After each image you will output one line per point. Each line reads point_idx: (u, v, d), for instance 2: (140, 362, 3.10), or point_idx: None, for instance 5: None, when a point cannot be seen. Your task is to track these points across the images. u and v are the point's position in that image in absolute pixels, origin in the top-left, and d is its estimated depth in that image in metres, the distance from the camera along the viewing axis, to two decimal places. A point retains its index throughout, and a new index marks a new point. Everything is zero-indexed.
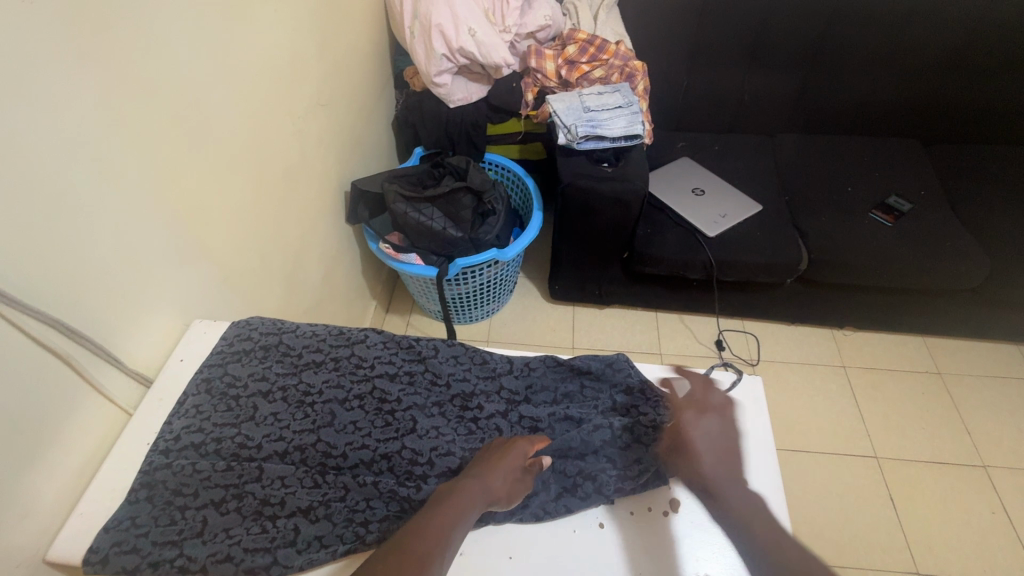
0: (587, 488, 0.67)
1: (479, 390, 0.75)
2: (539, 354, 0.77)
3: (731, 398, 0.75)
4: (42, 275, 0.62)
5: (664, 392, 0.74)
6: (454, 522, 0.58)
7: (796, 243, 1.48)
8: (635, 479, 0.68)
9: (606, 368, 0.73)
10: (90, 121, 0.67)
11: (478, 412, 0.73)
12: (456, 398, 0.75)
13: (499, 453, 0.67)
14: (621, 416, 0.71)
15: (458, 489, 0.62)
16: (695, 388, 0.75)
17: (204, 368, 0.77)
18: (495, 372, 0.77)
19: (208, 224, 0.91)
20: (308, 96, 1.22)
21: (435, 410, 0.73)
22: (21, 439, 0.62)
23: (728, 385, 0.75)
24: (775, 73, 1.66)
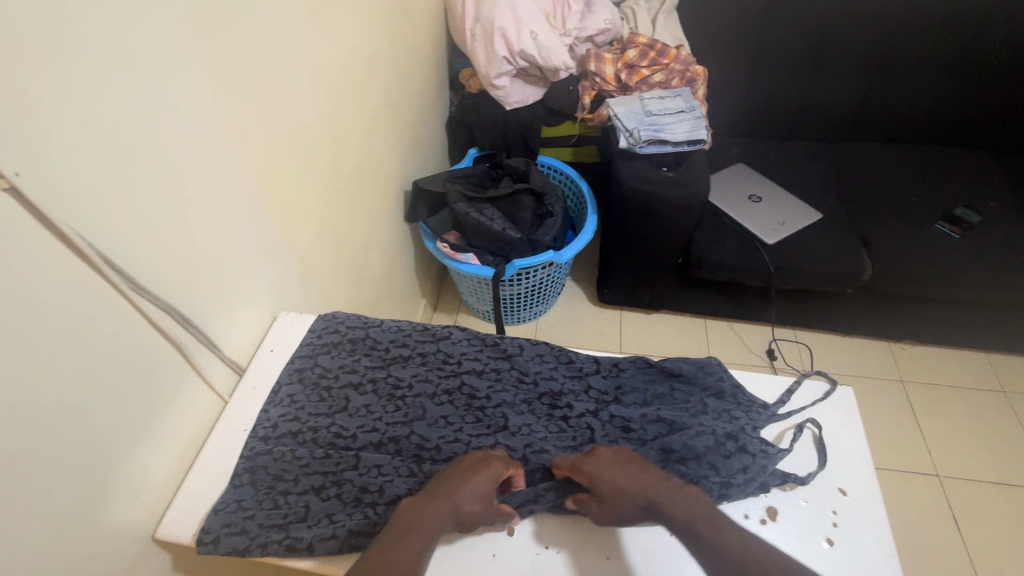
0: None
1: (567, 388, 0.75)
2: (626, 355, 0.78)
3: (825, 409, 0.73)
4: (162, 264, 0.65)
5: (756, 398, 0.73)
6: (420, 551, 0.57)
7: (858, 253, 1.45)
8: (740, 487, 0.65)
9: (699, 371, 0.73)
10: (204, 118, 0.70)
11: (568, 412, 0.73)
12: (544, 396, 0.75)
13: (466, 473, 0.63)
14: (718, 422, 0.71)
15: (422, 513, 0.59)
16: (788, 396, 0.74)
17: (295, 360, 0.79)
18: (581, 372, 0.77)
19: (293, 220, 0.93)
20: (379, 96, 1.24)
21: (525, 408, 0.74)
22: (135, 421, 0.64)
23: (822, 395, 0.74)
24: (838, 80, 1.63)
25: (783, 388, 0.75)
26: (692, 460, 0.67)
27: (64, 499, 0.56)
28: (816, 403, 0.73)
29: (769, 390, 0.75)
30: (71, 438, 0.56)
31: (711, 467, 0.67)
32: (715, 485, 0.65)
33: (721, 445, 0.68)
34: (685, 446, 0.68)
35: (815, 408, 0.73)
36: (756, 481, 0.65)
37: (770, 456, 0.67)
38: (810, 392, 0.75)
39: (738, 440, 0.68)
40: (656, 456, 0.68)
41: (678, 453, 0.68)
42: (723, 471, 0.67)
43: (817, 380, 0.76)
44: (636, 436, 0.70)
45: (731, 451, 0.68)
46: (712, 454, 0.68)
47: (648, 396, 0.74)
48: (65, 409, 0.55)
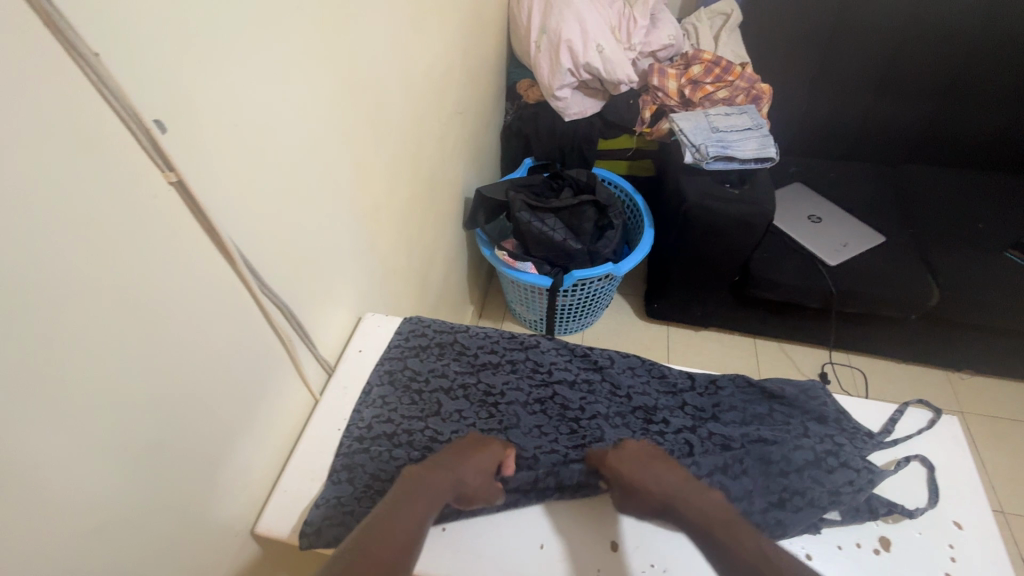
0: (797, 502, 0.63)
1: (662, 404, 0.75)
2: (721, 373, 0.78)
3: (931, 439, 0.71)
4: (280, 258, 0.66)
5: (859, 425, 0.71)
6: (424, 516, 0.57)
7: (925, 279, 1.42)
8: (849, 500, 0.63)
9: (801, 394, 0.74)
10: (324, 120, 0.71)
11: (665, 427, 0.72)
12: (639, 410, 0.74)
13: (465, 451, 0.66)
14: (815, 440, 0.69)
15: (429, 482, 0.61)
16: (892, 423, 0.72)
17: (386, 361, 0.80)
18: (675, 388, 0.77)
19: (379, 222, 0.94)
20: (453, 104, 1.26)
21: (620, 421, 0.73)
22: (245, 415, 0.64)
23: (928, 424, 0.71)
24: (902, 103, 1.62)
25: (886, 416, 0.73)
26: (793, 473, 0.66)
27: (186, 489, 0.57)
28: (921, 432, 0.71)
29: (874, 419, 0.73)
30: (195, 429, 0.57)
31: (814, 480, 0.65)
32: (824, 492, 0.63)
33: (822, 460, 0.67)
34: (782, 460, 0.67)
35: (920, 438, 0.70)
36: (863, 496, 0.63)
37: (874, 471, 0.65)
38: (914, 420, 0.72)
39: (839, 454, 0.67)
40: (756, 469, 0.67)
41: (777, 467, 0.67)
42: (828, 483, 0.65)
43: (919, 407, 0.74)
44: (740, 454, 0.68)
45: (833, 466, 0.66)
46: (813, 468, 0.66)
47: (747, 416, 0.73)
48: (193, 400, 0.56)
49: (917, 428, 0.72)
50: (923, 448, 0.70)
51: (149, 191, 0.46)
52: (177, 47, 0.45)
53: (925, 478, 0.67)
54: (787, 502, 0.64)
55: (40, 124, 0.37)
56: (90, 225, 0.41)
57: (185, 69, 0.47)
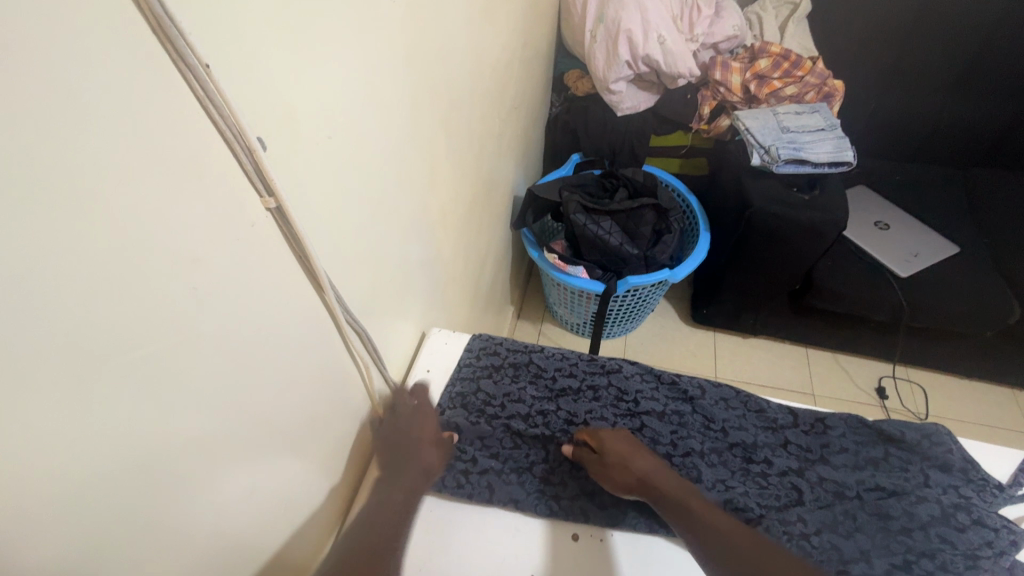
0: (927, 566, 0.57)
1: (762, 441, 0.69)
2: (830, 410, 0.71)
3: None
4: (359, 280, 0.60)
5: (990, 475, 0.65)
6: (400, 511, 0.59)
7: (1004, 294, 1.33)
8: (986, 567, 0.57)
9: (924, 439, 0.67)
10: (403, 125, 0.64)
11: (767, 469, 0.67)
12: (736, 448, 0.69)
13: (419, 433, 0.67)
14: (940, 492, 0.62)
15: (394, 477, 0.62)
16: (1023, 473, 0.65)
17: (457, 382, 0.76)
18: (776, 424, 0.71)
19: (443, 231, 0.88)
20: (510, 98, 1.18)
21: (717, 461, 0.67)
22: (322, 450, 0.59)
23: None
24: (982, 102, 1.50)
25: (1015, 465, 0.66)
26: (917, 531, 0.59)
27: (271, 537, 0.52)
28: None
29: (1002, 468, 0.66)
30: (276, 472, 0.51)
31: (942, 541, 0.59)
32: (958, 557, 0.57)
33: (949, 516, 0.60)
34: (907, 514, 0.61)
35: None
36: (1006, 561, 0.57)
37: (1017, 533, 0.59)
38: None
39: (970, 510, 0.60)
40: (873, 526, 0.60)
41: (898, 524, 0.60)
42: (959, 546, 0.58)
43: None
44: (858, 501, 0.63)
45: (965, 523, 0.59)
46: (940, 526, 0.60)
47: (861, 459, 0.67)
48: (275, 443, 0.50)
49: None
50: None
51: (248, 220, 0.40)
52: (279, 57, 0.39)
53: None
54: (914, 565, 0.57)
55: (148, 156, 0.31)
56: (193, 267, 0.36)
57: (284, 80, 0.41)
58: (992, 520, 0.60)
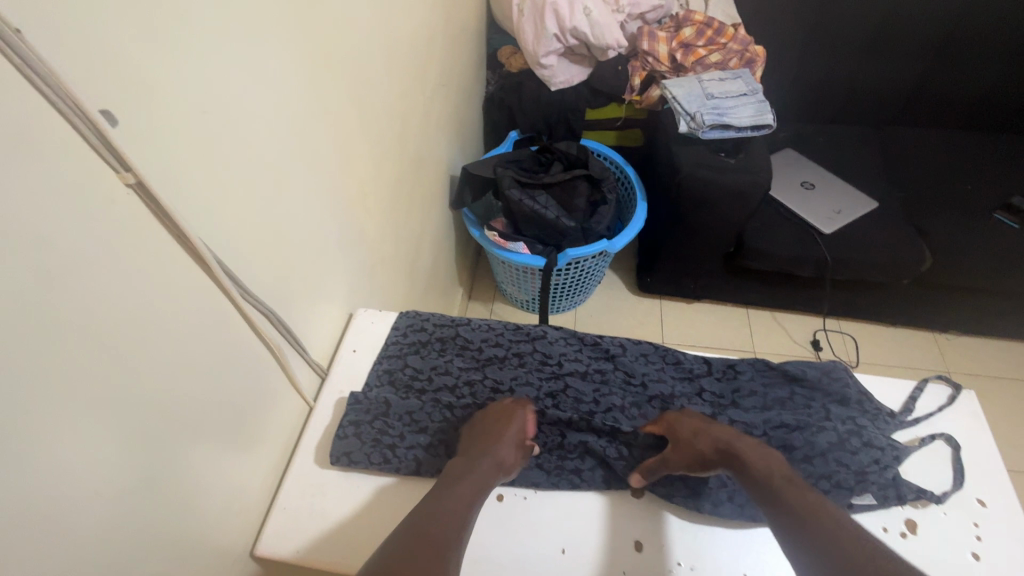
0: (823, 486, 0.62)
1: (679, 392, 0.73)
2: (741, 356, 0.77)
3: (953, 417, 0.70)
4: (260, 261, 0.59)
5: (883, 405, 0.71)
6: (472, 500, 0.58)
7: (915, 243, 1.42)
8: (877, 482, 0.62)
9: (823, 376, 0.74)
10: (299, 100, 0.63)
11: None
12: (655, 400, 0.73)
13: (502, 426, 0.66)
14: (836, 422, 0.67)
15: (472, 467, 0.61)
16: (912, 401, 0.71)
17: (384, 360, 0.76)
18: (691, 374, 0.75)
19: (365, 211, 0.87)
20: (435, 75, 1.16)
21: (637, 413, 0.71)
22: (234, 433, 0.59)
23: (947, 401, 0.71)
24: (894, 63, 1.57)
25: (905, 394, 0.72)
26: (817, 457, 0.64)
27: (182, 520, 0.52)
28: (943, 410, 0.71)
29: (895, 398, 0.72)
30: (178, 457, 0.51)
31: (839, 463, 0.64)
32: (852, 474, 0.62)
33: (845, 440, 0.65)
34: (808, 443, 0.65)
35: (942, 416, 0.70)
36: (892, 474, 0.62)
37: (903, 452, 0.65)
38: (933, 398, 0.72)
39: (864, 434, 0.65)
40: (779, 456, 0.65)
41: (799, 453, 0.65)
42: (853, 466, 0.63)
43: (939, 384, 0.74)
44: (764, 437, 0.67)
45: (857, 445, 0.64)
46: (837, 451, 0.64)
47: (769, 400, 0.72)
48: (173, 427, 0.50)
49: (936, 406, 0.71)
50: (947, 425, 0.70)
51: (104, 198, 0.39)
52: (120, 26, 0.38)
53: (949, 456, 0.67)
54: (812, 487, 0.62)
55: None
56: (37, 246, 0.35)
57: (130, 51, 0.39)
58: (880, 439, 0.65)
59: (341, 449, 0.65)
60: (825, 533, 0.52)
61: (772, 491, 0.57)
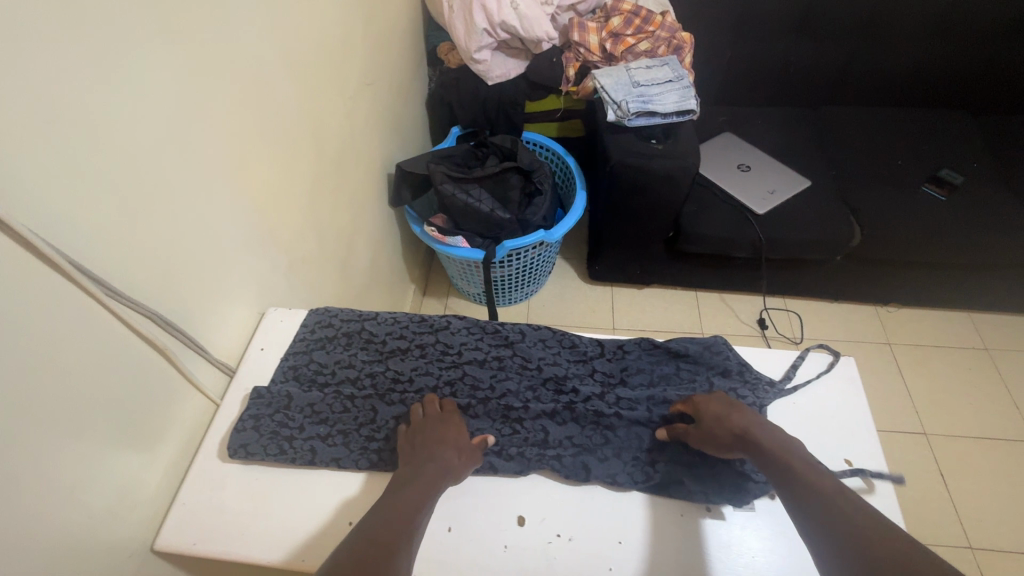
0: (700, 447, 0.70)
1: (572, 373, 0.77)
2: (629, 338, 0.82)
3: (832, 380, 0.75)
4: (139, 265, 0.61)
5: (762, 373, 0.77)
6: (421, 505, 0.60)
7: (847, 219, 1.47)
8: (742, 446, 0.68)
9: (705, 350, 0.80)
10: (177, 108, 0.64)
11: (575, 397, 0.74)
12: (549, 381, 0.76)
13: (451, 430, 0.68)
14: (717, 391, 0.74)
15: (420, 472, 0.63)
16: (793, 370, 0.77)
17: (290, 356, 0.77)
18: (585, 356, 0.80)
19: (275, 213, 0.88)
20: (357, 75, 1.17)
21: (530, 395, 0.74)
22: (122, 434, 0.61)
23: (827, 367, 0.76)
24: (823, 44, 1.61)
25: (788, 364, 0.77)
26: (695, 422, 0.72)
27: (64, 520, 0.54)
28: (823, 375, 0.75)
29: (777, 368, 0.77)
30: (54, 458, 0.53)
31: None
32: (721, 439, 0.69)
33: None
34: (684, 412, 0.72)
35: (821, 380, 0.75)
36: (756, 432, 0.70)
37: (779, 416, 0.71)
38: (815, 364, 0.77)
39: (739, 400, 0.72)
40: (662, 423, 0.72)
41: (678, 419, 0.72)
42: None
43: (821, 352, 0.78)
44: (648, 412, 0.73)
45: None
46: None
47: (655, 377, 0.78)
48: (46, 429, 0.52)
49: (817, 372, 0.76)
50: (826, 388, 0.75)
51: None
52: None
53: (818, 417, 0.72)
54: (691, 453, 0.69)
55: None
56: None
57: None
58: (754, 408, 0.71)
59: (237, 441, 0.67)
60: (841, 521, 0.55)
61: (793, 476, 0.60)
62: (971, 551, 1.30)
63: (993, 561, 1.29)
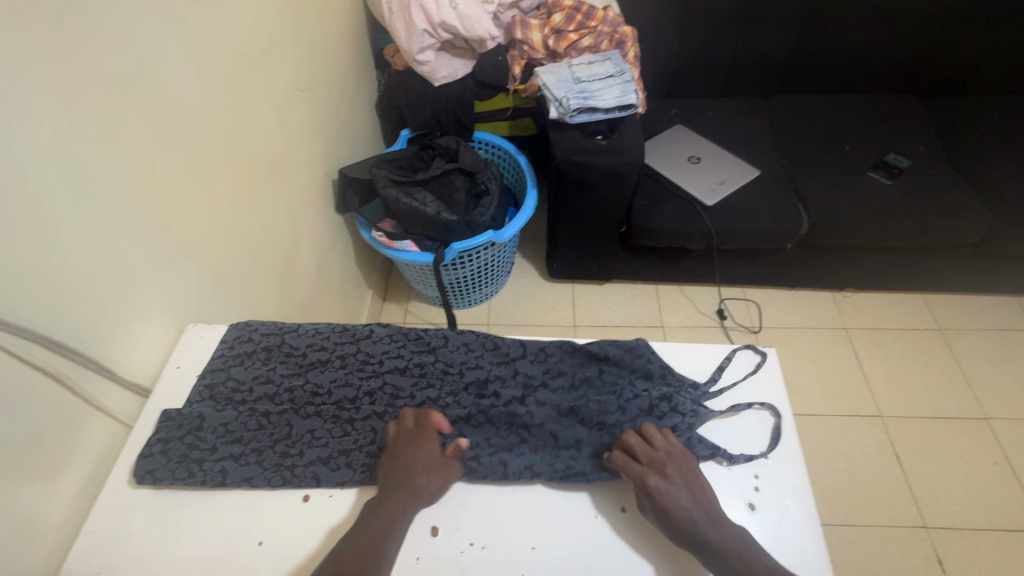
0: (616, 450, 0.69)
1: (495, 375, 0.77)
2: (552, 340, 0.81)
3: (757, 380, 0.75)
4: (20, 291, 0.59)
5: (687, 377, 0.77)
6: (391, 536, 0.59)
7: (795, 207, 1.47)
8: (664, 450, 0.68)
9: (627, 353, 0.79)
10: (62, 129, 0.62)
11: (496, 398, 0.75)
12: (471, 386, 0.76)
13: (415, 447, 0.66)
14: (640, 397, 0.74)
15: (387, 503, 0.62)
16: (719, 370, 0.77)
17: (206, 374, 0.75)
18: (508, 357, 0.79)
19: (193, 227, 0.86)
20: (287, 82, 1.14)
21: (452, 401, 0.74)
22: (12, 464, 0.59)
23: (752, 368, 0.76)
24: (769, 33, 1.61)
25: (715, 363, 0.78)
26: (626, 421, 0.72)
27: None
28: (748, 376, 0.76)
29: (703, 370, 0.78)
30: None
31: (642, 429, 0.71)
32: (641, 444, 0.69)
33: (654, 407, 0.72)
34: (597, 413, 0.72)
35: (747, 381, 0.75)
36: (668, 424, 0.70)
37: (698, 415, 0.71)
38: (741, 365, 0.77)
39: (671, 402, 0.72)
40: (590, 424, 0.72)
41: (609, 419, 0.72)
42: None
43: (749, 351, 0.79)
44: (564, 415, 0.73)
45: (663, 411, 0.71)
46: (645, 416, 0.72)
47: (576, 379, 0.77)
48: None
49: (742, 374, 0.77)
50: (753, 388, 0.75)
51: None
52: None
53: (742, 418, 0.72)
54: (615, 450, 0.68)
55: None
56: None
57: None
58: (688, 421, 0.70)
59: (142, 468, 0.65)
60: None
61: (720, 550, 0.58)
62: (926, 530, 1.32)
63: (947, 539, 1.31)
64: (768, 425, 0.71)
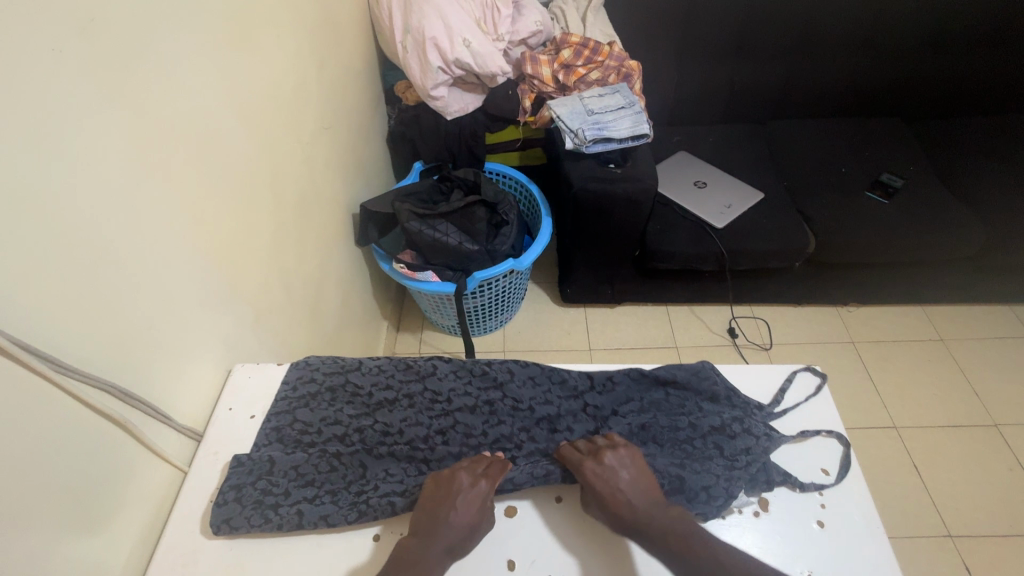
0: (695, 467, 0.72)
1: (565, 410, 0.80)
2: (618, 370, 0.85)
3: (817, 404, 0.80)
4: (86, 339, 0.59)
5: (752, 397, 0.81)
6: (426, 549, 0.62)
7: (801, 228, 1.53)
8: (743, 471, 0.70)
9: (693, 376, 0.83)
10: (121, 176, 0.63)
11: (569, 432, 0.78)
12: (543, 421, 0.79)
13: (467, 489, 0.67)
14: (710, 417, 0.78)
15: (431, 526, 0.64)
16: (781, 393, 0.81)
17: (272, 417, 0.76)
18: (576, 391, 0.83)
19: (236, 267, 0.87)
20: (312, 120, 1.16)
21: (523, 436, 0.77)
22: (78, 517, 0.58)
23: (813, 392, 0.81)
24: (763, 63, 1.70)
25: (776, 386, 0.82)
26: (698, 441, 0.76)
27: None
28: (808, 398, 0.80)
29: (765, 391, 0.82)
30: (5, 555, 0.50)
31: (716, 448, 0.75)
32: (720, 465, 0.72)
33: (726, 427, 0.76)
34: (667, 430, 0.77)
35: (806, 404, 0.80)
36: (742, 444, 0.74)
37: (772, 439, 0.74)
38: (803, 387, 0.82)
39: (744, 423, 0.77)
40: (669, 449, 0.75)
41: (682, 433, 0.77)
42: (726, 450, 0.74)
43: (810, 374, 0.83)
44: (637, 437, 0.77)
45: (736, 432, 0.75)
46: (717, 434, 0.76)
47: (644, 405, 0.82)
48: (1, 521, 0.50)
49: (803, 396, 0.81)
50: (813, 409, 0.79)
51: None
52: None
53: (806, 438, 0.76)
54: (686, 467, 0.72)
55: None
56: None
57: None
58: (763, 440, 0.74)
59: (218, 516, 0.65)
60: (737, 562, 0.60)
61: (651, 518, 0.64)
62: (951, 539, 1.34)
63: (972, 546, 1.33)
64: (827, 445, 0.75)
